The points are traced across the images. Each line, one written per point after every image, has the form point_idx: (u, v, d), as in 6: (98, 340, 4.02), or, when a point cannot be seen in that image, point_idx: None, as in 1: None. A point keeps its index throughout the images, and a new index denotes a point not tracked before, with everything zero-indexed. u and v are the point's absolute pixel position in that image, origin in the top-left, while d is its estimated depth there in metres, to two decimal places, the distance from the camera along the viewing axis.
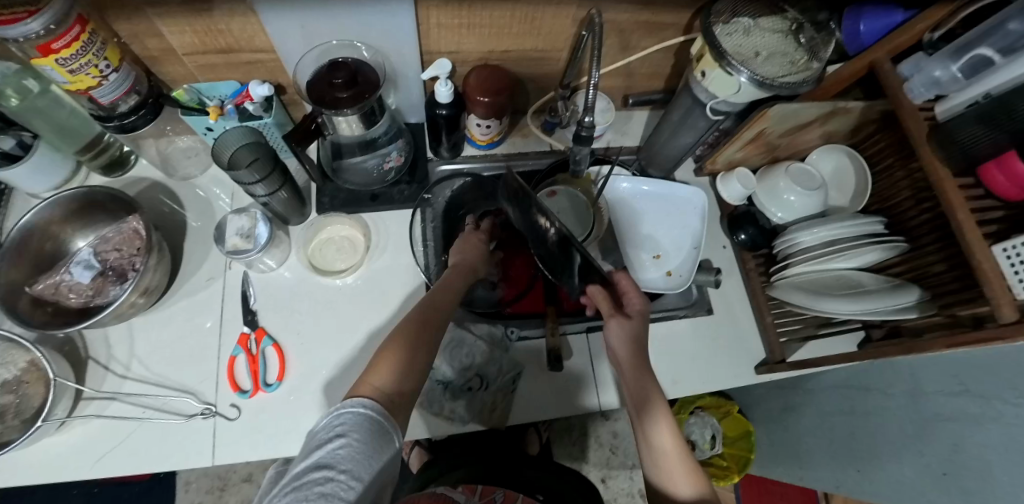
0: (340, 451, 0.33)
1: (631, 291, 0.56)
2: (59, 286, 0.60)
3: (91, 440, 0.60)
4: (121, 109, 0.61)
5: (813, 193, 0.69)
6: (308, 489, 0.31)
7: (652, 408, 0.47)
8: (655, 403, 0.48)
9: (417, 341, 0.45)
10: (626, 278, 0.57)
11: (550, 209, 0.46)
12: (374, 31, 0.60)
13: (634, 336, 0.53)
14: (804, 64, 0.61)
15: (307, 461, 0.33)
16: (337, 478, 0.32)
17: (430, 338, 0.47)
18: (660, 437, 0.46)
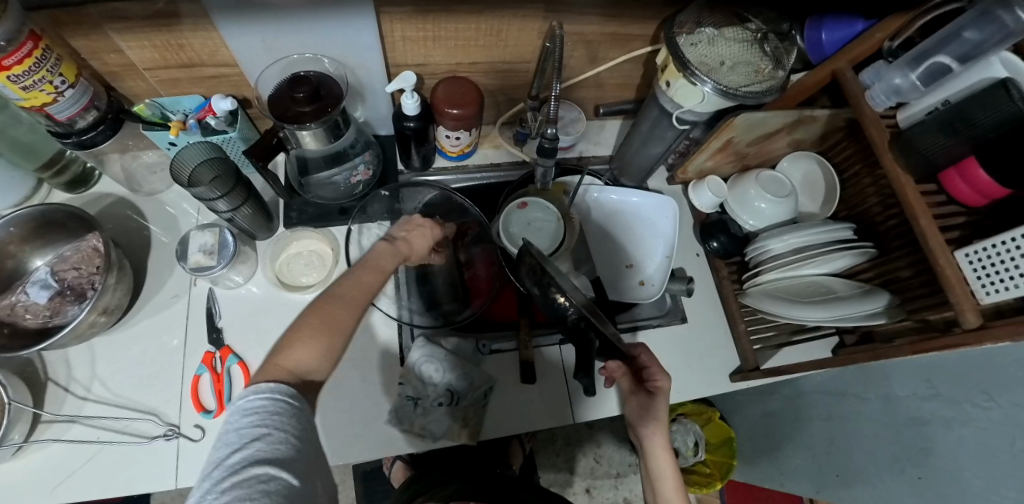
0: (281, 446, 0.32)
1: (654, 367, 0.54)
2: (15, 308, 0.59)
3: (47, 466, 0.58)
4: (80, 125, 0.60)
5: (783, 200, 0.70)
6: (252, 486, 0.30)
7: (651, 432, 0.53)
8: (656, 440, 0.53)
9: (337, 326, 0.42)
10: (648, 354, 0.54)
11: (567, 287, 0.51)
12: (339, 44, 0.59)
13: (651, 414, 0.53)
14: (769, 73, 0.62)
15: (240, 460, 0.31)
16: (280, 476, 0.31)
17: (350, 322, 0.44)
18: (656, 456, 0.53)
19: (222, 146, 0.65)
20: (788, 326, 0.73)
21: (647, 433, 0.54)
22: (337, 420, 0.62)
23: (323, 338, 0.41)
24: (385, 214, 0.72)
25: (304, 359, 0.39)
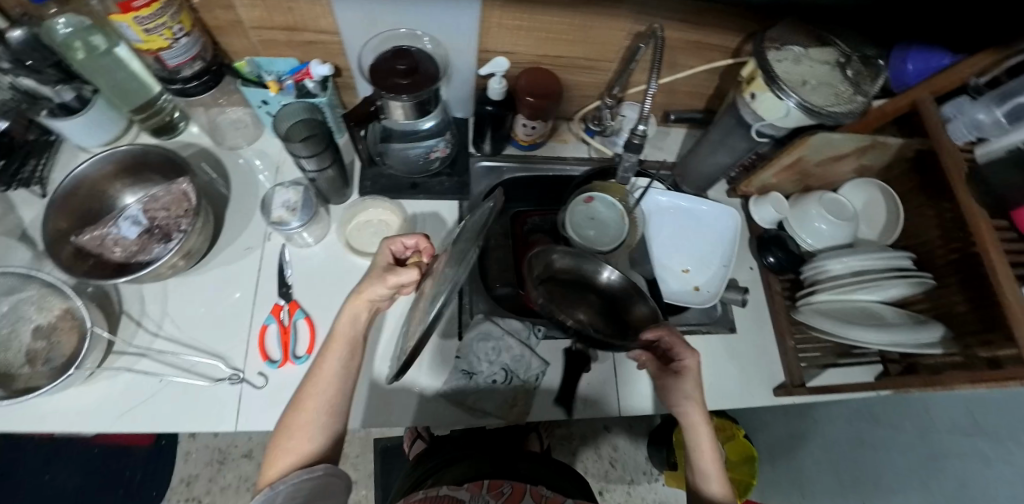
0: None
1: (678, 345, 0.56)
2: (105, 240, 0.61)
3: (116, 394, 0.61)
4: (185, 74, 0.63)
5: (843, 223, 0.72)
6: None
7: (693, 427, 0.55)
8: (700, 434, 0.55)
9: (304, 425, 0.48)
10: (670, 334, 0.56)
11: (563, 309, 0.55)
12: (437, 23, 0.61)
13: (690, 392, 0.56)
14: (848, 97, 0.62)
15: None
16: None
17: (318, 406, 0.49)
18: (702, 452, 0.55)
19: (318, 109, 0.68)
20: (837, 349, 0.73)
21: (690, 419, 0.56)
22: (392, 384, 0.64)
23: (298, 441, 0.47)
24: (454, 192, 0.73)
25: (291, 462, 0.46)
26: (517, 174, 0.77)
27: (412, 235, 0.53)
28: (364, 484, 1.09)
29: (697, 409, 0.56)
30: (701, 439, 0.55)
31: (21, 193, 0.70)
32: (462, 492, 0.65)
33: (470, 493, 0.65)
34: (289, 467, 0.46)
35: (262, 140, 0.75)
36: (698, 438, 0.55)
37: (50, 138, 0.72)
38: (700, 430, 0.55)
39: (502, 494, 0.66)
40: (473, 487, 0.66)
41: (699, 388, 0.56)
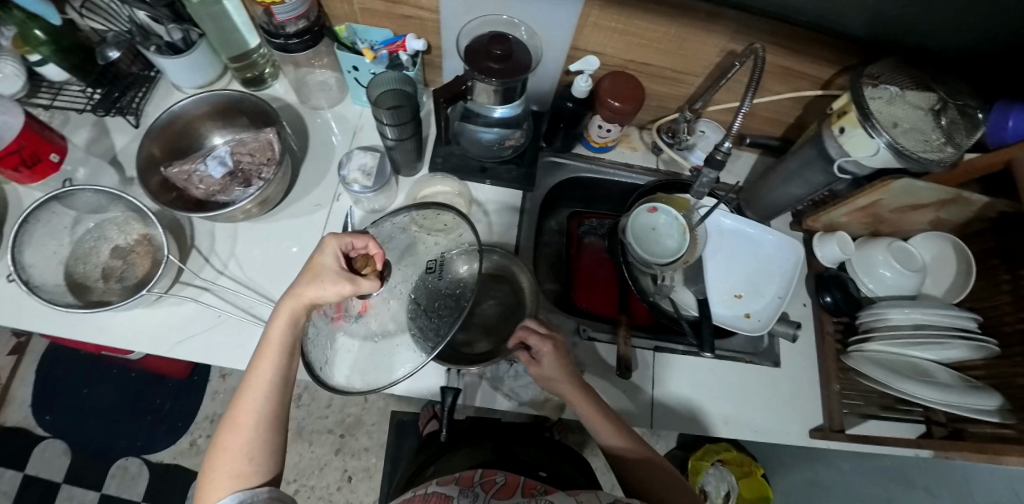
0: None
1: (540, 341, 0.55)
2: (190, 176, 0.64)
3: (177, 322, 0.64)
4: (289, 30, 0.65)
5: (911, 274, 0.69)
6: None
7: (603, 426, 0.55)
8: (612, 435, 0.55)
9: (234, 450, 0.43)
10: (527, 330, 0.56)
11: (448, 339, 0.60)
12: (535, 14, 0.62)
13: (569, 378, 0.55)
14: (939, 145, 0.59)
15: None
16: None
17: (252, 425, 0.44)
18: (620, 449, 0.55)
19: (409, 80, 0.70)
20: (882, 401, 0.71)
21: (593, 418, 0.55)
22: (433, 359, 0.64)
23: (234, 465, 0.43)
24: (520, 182, 0.74)
25: (228, 485, 0.42)
26: (582, 174, 0.79)
27: (365, 238, 0.49)
28: (374, 452, 1.12)
29: (586, 400, 0.55)
30: (612, 435, 0.55)
31: (118, 121, 0.74)
32: (451, 487, 0.57)
33: (459, 487, 0.57)
34: (230, 492, 0.42)
35: (343, 105, 0.78)
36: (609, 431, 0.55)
37: (151, 73, 0.76)
38: (608, 425, 0.55)
39: (496, 484, 0.58)
40: (463, 481, 0.58)
41: (564, 369, 0.55)
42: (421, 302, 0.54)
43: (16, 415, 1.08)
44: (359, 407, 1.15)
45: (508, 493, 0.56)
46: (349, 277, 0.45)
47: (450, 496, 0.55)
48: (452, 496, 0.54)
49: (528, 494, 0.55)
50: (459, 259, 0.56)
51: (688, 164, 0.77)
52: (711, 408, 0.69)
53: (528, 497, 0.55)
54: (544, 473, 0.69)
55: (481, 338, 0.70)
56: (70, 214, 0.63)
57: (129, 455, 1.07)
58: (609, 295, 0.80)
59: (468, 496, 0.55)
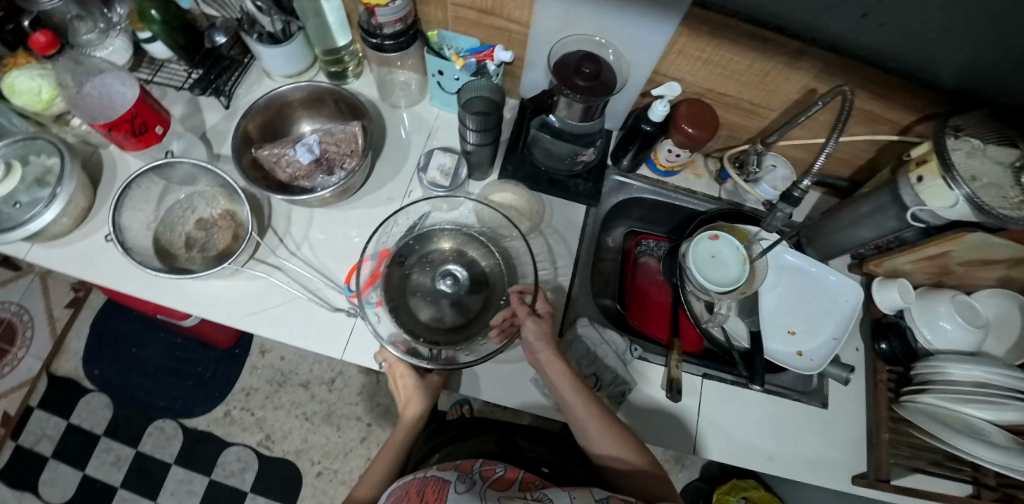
0: None
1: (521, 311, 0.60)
2: (280, 158, 0.67)
3: (249, 295, 0.67)
4: (386, 31, 0.68)
5: (975, 331, 0.68)
6: None
7: (590, 431, 0.55)
8: (598, 436, 0.55)
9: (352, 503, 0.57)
10: (513, 297, 0.62)
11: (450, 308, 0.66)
12: (624, 36, 0.64)
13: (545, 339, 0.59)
14: (1017, 203, 0.57)
15: None
16: None
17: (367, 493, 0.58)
18: (603, 446, 0.55)
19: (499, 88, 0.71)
20: (931, 456, 0.68)
21: (569, 390, 0.56)
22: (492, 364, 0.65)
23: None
24: (587, 196, 0.75)
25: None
26: (645, 195, 0.80)
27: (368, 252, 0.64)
28: None
29: (565, 369, 0.57)
30: (591, 414, 0.55)
31: (211, 100, 0.78)
32: (451, 472, 0.53)
33: (458, 473, 0.53)
34: None
35: (421, 106, 0.81)
36: (587, 404, 0.55)
37: (246, 58, 0.80)
38: (587, 404, 0.55)
39: (495, 476, 0.54)
40: (463, 467, 0.55)
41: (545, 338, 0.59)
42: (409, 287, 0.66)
43: (68, 365, 1.14)
44: (388, 399, 1.17)
45: (504, 486, 0.52)
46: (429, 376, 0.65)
47: (448, 480, 0.51)
48: (450, 480, 0.50)
49: (525, 488, 0.51)
50: (459, 251, 0.70)
51: (756, 195, 0.77)
52: (755, 444, 0.69)
53: (524, 492, 0.51)
54: (546, 469, 0.70)
55: (448, 310, 0.66)
56: (162, 184, 0.67)
57: (166, 416, 1.12)
58: (661, 319, 0.81)
59: (465, 482, 0.51)
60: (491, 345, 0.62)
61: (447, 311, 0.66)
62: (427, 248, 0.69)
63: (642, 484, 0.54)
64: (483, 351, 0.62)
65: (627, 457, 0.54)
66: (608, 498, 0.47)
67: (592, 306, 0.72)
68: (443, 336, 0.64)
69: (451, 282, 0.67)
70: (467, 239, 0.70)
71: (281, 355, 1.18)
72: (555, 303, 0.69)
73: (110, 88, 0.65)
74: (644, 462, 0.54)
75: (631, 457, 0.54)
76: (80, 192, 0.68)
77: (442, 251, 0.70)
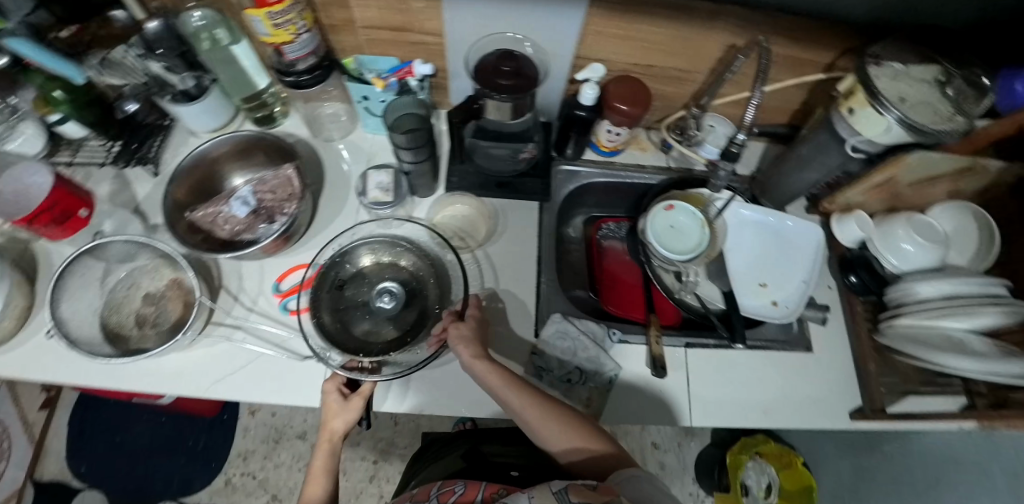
0: None
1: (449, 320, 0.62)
2: (216, 217, 0.66)
3: (213, 361, 0.64)
4: (300, 68, 0.67)
5: (935, 246, 0.68)
6: None
7: (537, 430, 0.55)
8: (546, 432, 0.54)
9: None
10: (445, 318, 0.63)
11: (383, 322, 0.68)
12: (539, 28, 0.64)
13: (473, 338, 0.59)
14: (948, 116, 0.57)
15: None
16: None
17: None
18: (553, 442, 0.54)
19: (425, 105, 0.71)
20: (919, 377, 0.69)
21: (503, 389, 0.56)
22: (439, 365, 0.66)
23: None
24: (538, 193, 0.75)
25: None
26: (596, 180, 0.80)
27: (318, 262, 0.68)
28: None
29: (490, 365, 0.57)
30: (532, 408, 0.55)
31: (138, 171, 0.76)
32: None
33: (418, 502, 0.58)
34: None
35: (355, 134, 0.79)
36: (523, 400, 0.55)
37: (164, 121, 0.78)
38: (521, 397, 0.55)
39: (455, 496, 0.57)
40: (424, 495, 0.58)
41: (473, 339, 0.59)
42: (348, 307, 0.68)
43: (53, 467, 1.09)
44: (390, 431, 1.14)
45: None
46: (358, 394, 0.58)
47: None
48: None
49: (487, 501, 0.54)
50: (395, 262, 0.71)
51: (700, 159, 0.77)
52: (749, 402, 0.69)
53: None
54: (516, 473, 0.68)
55: (385, 323, 0.68)
56: (101, 266, 0.65)
57: (166, 499, 1.08)
58: (636, 300, 0.80)
59: None
60: (424, 351, 0.64)
61: (385, 325, 0.68)
62: (357, 265, 0.70)
63: (603, 468, 0.53)
64: (413, 359, 0.63)
65: (584, 446, 0.54)
66: (567, 489, 0.47)
67: (564, 300, 0.71)
68: (379, 346, 0.66)
69: (389, 300, 0.67)
70: (399, 250, 0.71)
71: (272, 411, 1.15)
72: (517, 309, 0.69)
73: (23, 180, 0.63)
74: (600, 445, 0.54)
75: (586, 444, 0.54)
76: (14, 292, 0.64)
77: (367, 267, 0.70)
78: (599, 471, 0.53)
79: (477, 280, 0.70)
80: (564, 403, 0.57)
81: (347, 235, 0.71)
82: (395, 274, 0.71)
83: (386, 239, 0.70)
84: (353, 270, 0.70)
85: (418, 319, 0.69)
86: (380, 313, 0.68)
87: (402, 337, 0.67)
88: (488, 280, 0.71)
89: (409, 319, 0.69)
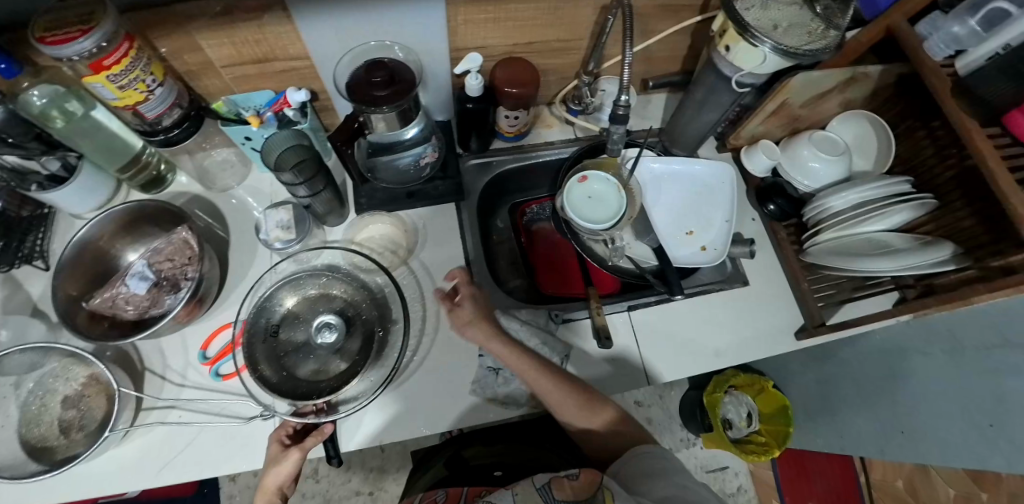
0: None
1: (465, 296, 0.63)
2: (116, 300, 0.61)
3: (154, 448, 0.61)
4: (166, 123, 0.63)
5: (837, 159, 0.71)
6: None
7: (549, 401, 0.61)
8: (558, 404, 0.61)
9: None
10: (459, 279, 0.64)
11: (329, 355, 0.64)
12: (403, 29, 0.61)
13: (484, 310, 0.63)
14: (821, 33, 0.59)
15: None
16: None
17: None
18: (562, 411, 0.61)
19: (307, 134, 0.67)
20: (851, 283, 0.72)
21: (520, 365, 0.61)
22: (396, 387, 0.63)
23: None
24: (451, 194, 0.73)
25: None
26: (508, 166, 0.79)
27: (239, 319, 0.63)
28: None
29: (504, 344, 0.61)
30: (544, 383, 0.60)
31: (27, 269, 0.70)
32: None
33: None
34: None
35: (252, 177, 0.76)
36: (536, 374, 0.61)
37: (44, 211, 0.72)
38: (534, 373, 0.61)
39: None
40: None
41: (479, 313, 0.62)
42: (284, 353, 0.63)
43: None
44: (380, 458, 1.14)
45: None
46: (295, 446, 0.55)
47: None
48: None
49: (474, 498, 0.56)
50: (324, 292, 0.67)
51: (596, 125, 0.80)
52: (699, 347, 0.70)
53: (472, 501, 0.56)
54: (500, 472, 0.73)
55: (330, 358, 0.64)
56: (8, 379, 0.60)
57: None
58: (572, 277, 0.81)
59: None
60: (380, 374, 0.62)
61: (332, 358, 0.64)
62: (282, 308, 0.65)
63: (606, 428, 0.63)
64: (369, 388, 0.61)
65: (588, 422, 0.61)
66: None
67: (502, 294, 0.71)
68: (332, 383, 0.62)
69: (331, 334, 0.64)
70: (326, 279, 0.67)
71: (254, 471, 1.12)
72: (455, 315, 0.68)
73: None
74: (604, 412, 0.62)
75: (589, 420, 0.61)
76: None
77: (292, 308, 0.65)
78: (598, 428, 0.64)
79: (416, 296, 0.69)
80: (575, 378, 0.63)
81: (270, 276, 0.66)
82: (327, 305, 0.66)
83: (304, 274, 0.65)
84: (279, 315, 0.65)
85: (364, 343, 0.64)
86: (325, 344, 0.64)
87: (353, 367, 0.62)
88: (420, 292, 0.69)
89: (354, 346, 0.64)
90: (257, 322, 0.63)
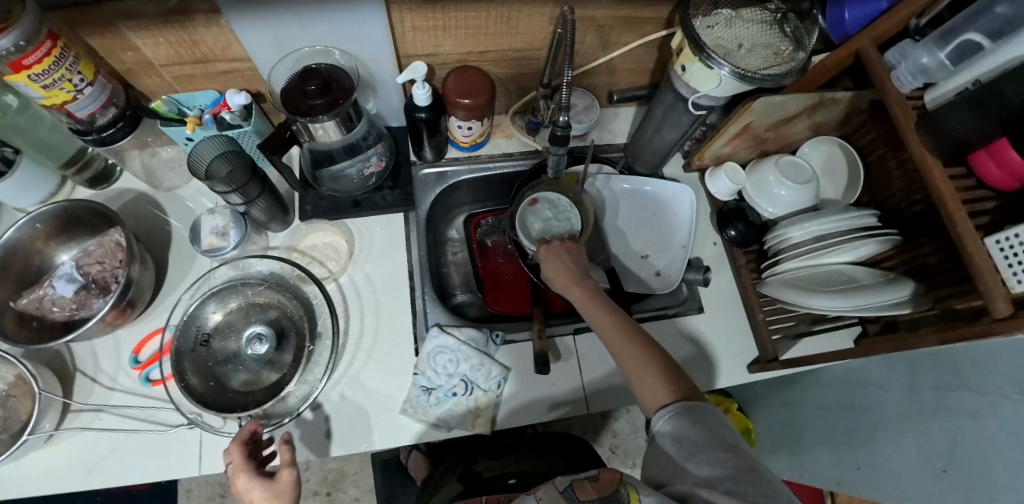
0: None
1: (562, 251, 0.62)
2: (43, 301, 0.61)
3: (78, 453, 0.60)
4: (100, 122, 0.61)
5: (803, 186, 0.67)
6: None
7: (609, 334, 0.52)
8: (617, 341, 0.51)
9: None
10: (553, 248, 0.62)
11: (254, 367, 0.63)
12: (343, 33, 0.58)
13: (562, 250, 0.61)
14: (788, 55, 0.56)
15: None
16: None
17: None
18: (623, 355, 0.50)
19: (237, 139, 0.66)
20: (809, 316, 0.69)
21: (584, 298, 0.56)
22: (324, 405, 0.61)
23: None
24: (399, 203, 0.72)
25: None
26: (463, 177, 0.78)
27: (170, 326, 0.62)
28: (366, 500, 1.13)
29: (581, 280, 0.58)
30: (603, 320, 0.53)
31: None
32: None
33: None
34: None
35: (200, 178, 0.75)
36: (595, 308, 0.55)
37: None
38: (595, 308, 0.54)
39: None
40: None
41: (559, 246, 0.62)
42: (212, 364, 0.62)
43: None
44: (340, 461, 1.14)
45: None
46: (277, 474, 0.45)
47: None
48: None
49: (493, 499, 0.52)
50: (251, 302, 0.66)
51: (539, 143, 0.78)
52: None
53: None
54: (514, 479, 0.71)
55: (259, 369, 0.63)
56: None
57: None
58: (522, 295, 0.79)
59: None
60: (308, 390, 0.60)
61: (263, 370, 0.63)
62: (211, 320, 0.63)
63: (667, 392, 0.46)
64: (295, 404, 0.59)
65: (659, 386, 0.47)
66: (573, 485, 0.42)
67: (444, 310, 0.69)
68: (257, 397, 0.60)
69: (263, 346, 0.63)
70: (257, 287, 0.65)
71: None
72: (394, 329, 0.66)
73: None
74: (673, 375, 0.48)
75: (670, 392, 0.46)
76: None
77: (219, 322, 0.64)
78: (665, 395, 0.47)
79: (354, 310, 0.67)
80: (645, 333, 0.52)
81: (198, 286, 0.65)
82: (261, 315, 0.66)
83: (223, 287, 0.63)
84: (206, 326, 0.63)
85: (295, 356, 0.63)
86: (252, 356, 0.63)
87: (280, 383, 0.61)
88: (358, 304, 0.67)
89: (280, 358, 0.63)
90: (186, 333, 0.60)
